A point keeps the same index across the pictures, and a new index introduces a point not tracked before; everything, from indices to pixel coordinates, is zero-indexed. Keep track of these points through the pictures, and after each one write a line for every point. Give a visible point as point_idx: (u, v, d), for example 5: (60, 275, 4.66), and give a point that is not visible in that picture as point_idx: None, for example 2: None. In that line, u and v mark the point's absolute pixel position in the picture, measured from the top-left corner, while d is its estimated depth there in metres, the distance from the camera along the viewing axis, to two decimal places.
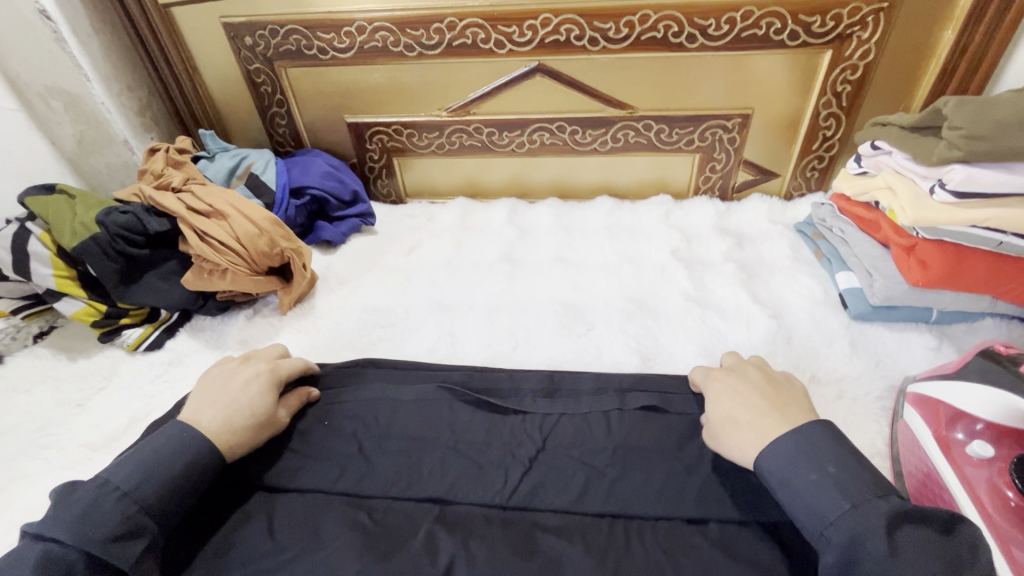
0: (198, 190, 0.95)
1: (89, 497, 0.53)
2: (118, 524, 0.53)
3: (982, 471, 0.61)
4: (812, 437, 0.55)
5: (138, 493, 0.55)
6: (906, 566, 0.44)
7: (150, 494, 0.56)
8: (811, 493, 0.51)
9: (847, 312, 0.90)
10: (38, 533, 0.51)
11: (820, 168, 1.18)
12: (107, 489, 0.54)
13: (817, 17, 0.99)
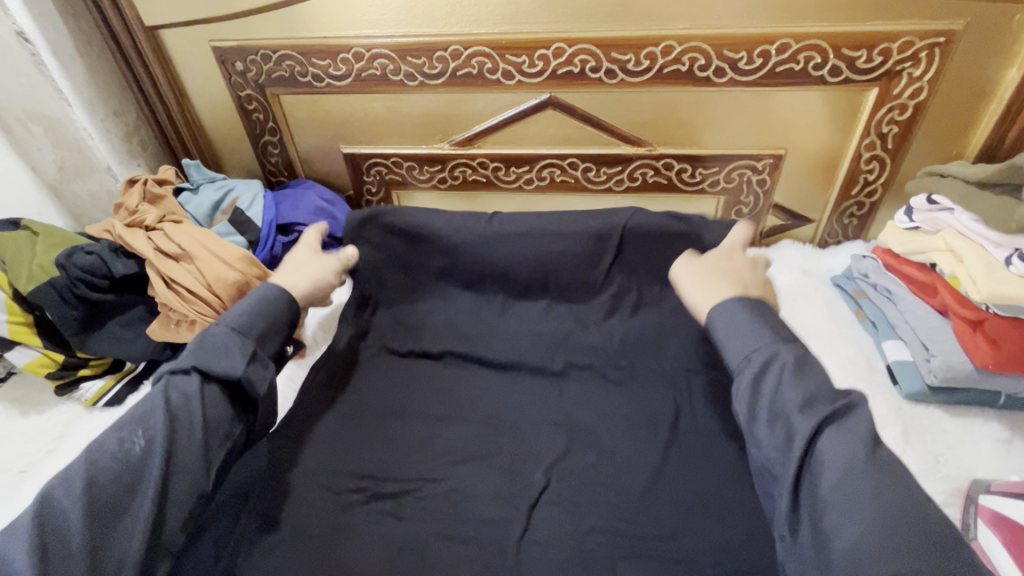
0: (170, 228, 0.87)
1: (203, 335, 0.65)
2: (225, 359, 0.63)
3: None
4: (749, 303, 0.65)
5: (236, 323, 0.67)
6: (798, 385, 0.56)
7: (243, 321, 0.67)
8: (748, 332, 0.63)
9: (897, 389, 0.78)
10: (167, 374, 0.62)
11: (859, 214, 1.07)
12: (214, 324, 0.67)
13: (863, 52, 0.88)
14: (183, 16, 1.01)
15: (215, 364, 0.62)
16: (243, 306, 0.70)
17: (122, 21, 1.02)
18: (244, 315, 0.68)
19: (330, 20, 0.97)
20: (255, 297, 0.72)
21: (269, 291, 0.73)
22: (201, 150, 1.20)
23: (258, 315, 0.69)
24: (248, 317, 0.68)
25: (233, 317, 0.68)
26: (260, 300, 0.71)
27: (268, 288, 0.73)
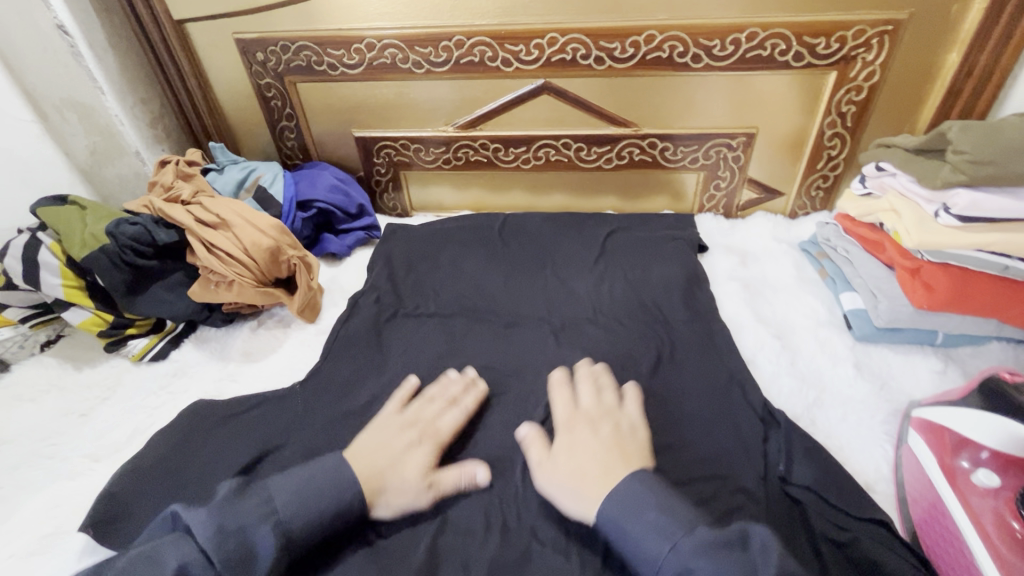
0: (206, 201, 0.96)
1: (244, 523, 0.56)
2: (257, 570, 0.55)
3: (989, 501, 0.60)
4: (621, 491, 0.61)
5: (287, 521, 0.59)
6: None
7: (294, 520, 0.60)
8: (650, 528, 0.57)
9: (851, 333, 0.90)
10: (187, 542, 0.53)
11: (824, 187, 1.18)
12: (259, 508, 0.58)
13: (822, 39, 0.99)
14: (209, 10, 1.10)
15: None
16: (304, 487, 0.62)
17: (151, 16, 1.11)
18: (300, 515, 0.60)
19: (344, 13, 1.06)
20: (321, 476, 0.64)
21: (336, 474, 0.65)
22: (221, 135, 1.29)
23: (316, 517, 0.61)
24: (300, 518, 0.60)
25: (286, 505, 0.60)
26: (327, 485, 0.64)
27: (333, 473, 0.65)
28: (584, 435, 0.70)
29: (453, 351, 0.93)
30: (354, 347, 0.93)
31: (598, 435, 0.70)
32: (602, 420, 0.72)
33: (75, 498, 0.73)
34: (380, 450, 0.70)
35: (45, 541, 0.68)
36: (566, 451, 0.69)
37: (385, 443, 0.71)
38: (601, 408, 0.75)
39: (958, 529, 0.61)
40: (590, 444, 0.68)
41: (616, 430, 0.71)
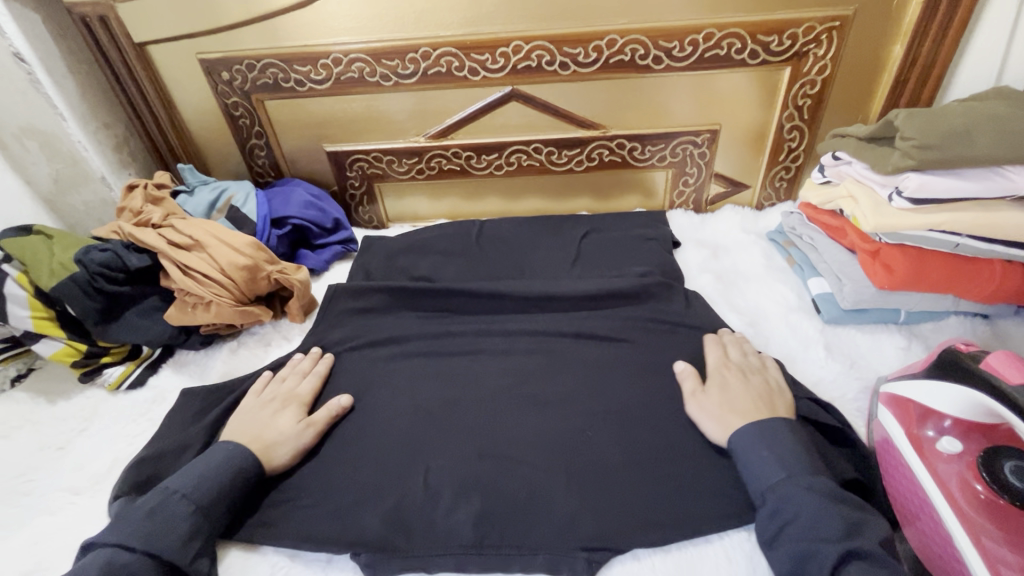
0: (178, 223, 0.95)
1: (155, 506, 0.65)
2: (175, 528, 0.64)
3: (953, 466, 0.65)
4: None
5: (190, 496, 0.67)
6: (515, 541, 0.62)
7: (200, 497, 0.67)
8: None
9: (820, 316, 0.93)
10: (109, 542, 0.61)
11: (787, 177, 1.23)
12: (160, 493, 0.67)
13: (775, 36, 1.04)
14: (171, 32, 1.09)
15: (164, 548, 0.62)
16: (802, 448, 0.66)
17: (110, 39, 1.09)
18: (200, 488, 0.68)
19: (310, 30, 1.07)
20: (750, 427, 0.69)
21: (785, 430, 0.68)
22: (189, 155, 1.27)
23: (214, 483, 0.69)
24: (202, 488, 0.68)
25: (775, 453, 0.66)
26: (783, 429, 0.68)
27: (783, 432, 0.68)
28: (738, 381, 0.77)
29: (435, 358, 0.93)
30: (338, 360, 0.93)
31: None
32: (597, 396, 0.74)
33: (57, 533, 0.72)
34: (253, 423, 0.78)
35: None
36: (718, 392, 0.76)
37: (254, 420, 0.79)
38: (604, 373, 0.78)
39: (925, 493, 0.63)
40: (740, 388, 0.75)
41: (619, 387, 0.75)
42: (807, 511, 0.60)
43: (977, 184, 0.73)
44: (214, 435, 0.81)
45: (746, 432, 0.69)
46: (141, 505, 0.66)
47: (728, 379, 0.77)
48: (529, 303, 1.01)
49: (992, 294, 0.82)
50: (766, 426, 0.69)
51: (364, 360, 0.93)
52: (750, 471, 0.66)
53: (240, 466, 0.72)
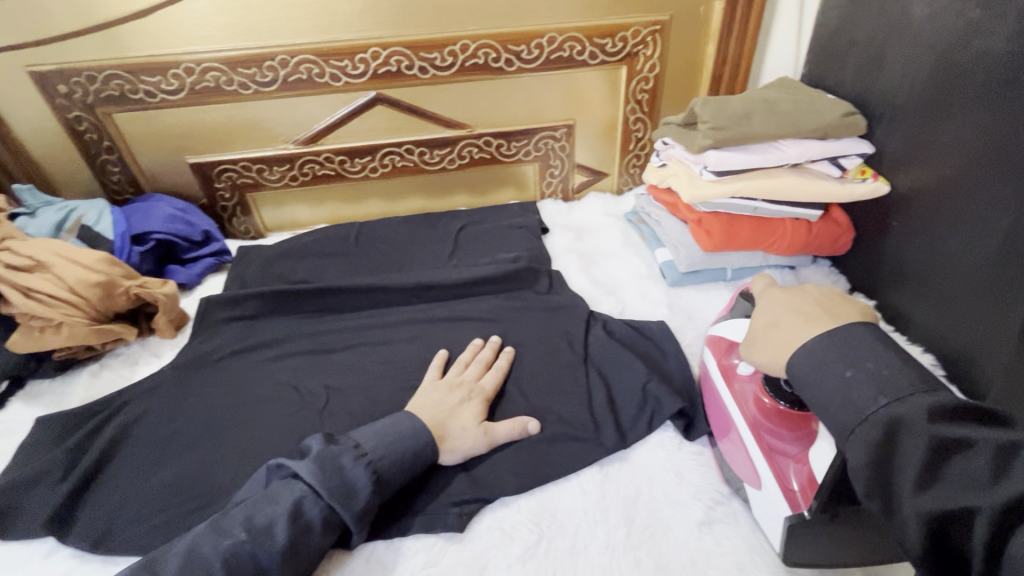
0: (14, 245, 0.89)
1: (327, 459, 0.64)
2: (358, 471, 0.64)
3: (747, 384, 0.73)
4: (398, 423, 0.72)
5: (378, 463, 0.66)
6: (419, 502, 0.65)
7: (384, 467, 0.66)
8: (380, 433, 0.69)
9: (665, 280, 1.07)
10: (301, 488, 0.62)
11: (639, 164, 1.38)
12: (353, 450, 0.66)
13: (608, 40, 1.17)
14: None
15: (346, 512, 0.61)
16: (905, 362, 0.50)
17: None
18: (389, 458, 0.67)
19: (155, 39, 1.04)
20: (815, 343, 0.55)
21: (873, 341, 0.53)
22: (28, 176, 1.17)
23: (401, 456, 0.68)
24: (389, 458, 0.67)
25: (879, 367, 0.50)
26: (891, 358, 0.51)
27: (870, 343, 0.53)
28: (780, 297, 0.65)
29: (316, 356, 0.95)
30: (212, 369, 0.92)
31: (460, 415, 0.77)
32: (463, 389, 0.81)
33: None
34: (439, 405, 0.78)
35: None
36: (763, 317, 0.64)
37: (441, 404, 0.78)
38: (477, 359, 0.87)
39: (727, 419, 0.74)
40: (782, 300, 0.64)
41: (490, 376, 0.85)
42: (912, 453, 0.45)
43: (760, 156, 0.90)
44: (76, 458, 0.78)
45: (802, 354, 0.56)
46: (277, 495, 0.62)
47: (772, 301, 0.66)
48: (409, 295, 1.06)
49: (789, 247, 0.99)
50: (810, 346, 0.55)
51: (241, 366, 0.92)
52: (822, 411, 0.53)
53: (431, 439, 0.72)
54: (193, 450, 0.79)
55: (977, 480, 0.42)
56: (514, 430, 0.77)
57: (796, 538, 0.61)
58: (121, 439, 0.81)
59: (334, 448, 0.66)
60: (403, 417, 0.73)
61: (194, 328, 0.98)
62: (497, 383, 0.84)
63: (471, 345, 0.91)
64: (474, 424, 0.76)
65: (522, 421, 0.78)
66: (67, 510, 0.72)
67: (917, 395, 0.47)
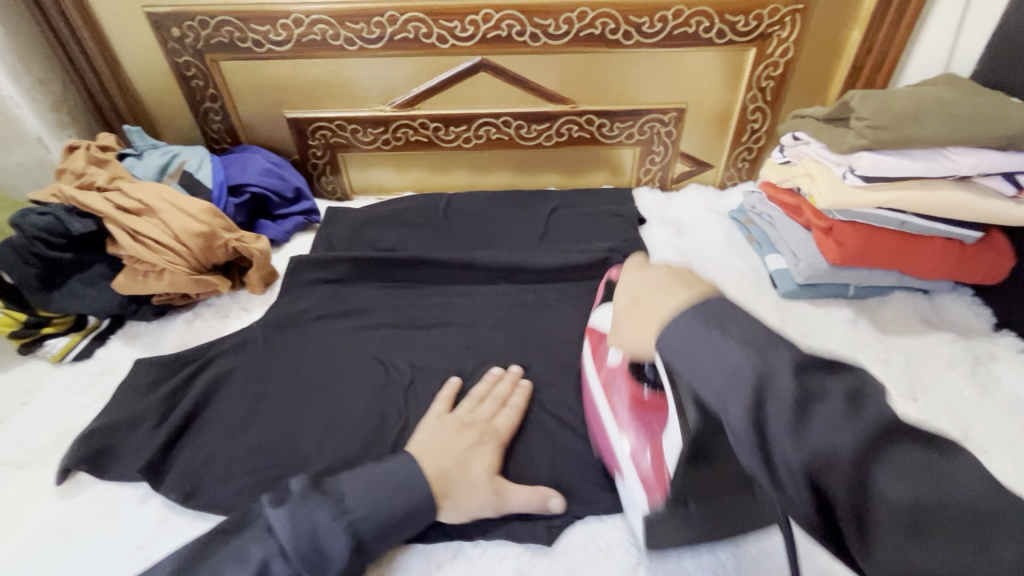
0: (126, 186, 0.90)
1: (303, 514, 0.58)
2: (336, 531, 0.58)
3: (614, 377, 0.71)
4: (394, 472, 0.64)
5: (360, 525, 0.60)
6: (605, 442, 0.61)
7: (367, 529, 0.60)
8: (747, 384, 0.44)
9: (776, 290, 0.98)
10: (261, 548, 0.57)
11: (749, 158, 1.26)
12: (332, 506, 0.60)
13: (741, 17, 1.05)
14: None
15: None
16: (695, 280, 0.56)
17: None
18: (372, 519, 0.60)
19: None
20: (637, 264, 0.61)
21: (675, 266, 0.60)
22: (135, 116, 1.19)
23: (390, 515, 0.61)
24: (374, 519, 0.60)
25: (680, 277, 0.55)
26: (669, 276, 0.54)
27: (733, 303, 0.47)
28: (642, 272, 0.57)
29: (401, 329, 0.92)
30: (301, 331, 0.91)
31: (466, 466, 0.68)
32: (474, 430, 0.72)
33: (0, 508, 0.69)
34: (445, 450, 0.68)
35: None
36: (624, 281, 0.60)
37: (446, 446, 0.69)
38: (493, 395, 0.78)
39: (597, 414, 0.72)
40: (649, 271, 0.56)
41: (504, 416, 0.76)
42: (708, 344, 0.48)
43: (923, 164, 0.78)
44: (170, 406, 0.79)
45: (667, 323, 0.48)
46: (246, 552, 0.56)
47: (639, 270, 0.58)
48: (497, 276, 1.01)
49: (933, 269, 0.87)
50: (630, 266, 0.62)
51: (328, 330, 0.91)
52: (703, 382, 0.44)
53: (431, 496, 0.63)
54: (279, 413, 0.79)
55: (841, 421, 0.37)
56: (532, 502, 0.67)
57: (629, 449, 0.68)
58: (211, 393, 0.81)
59: (314, 497, 0.60)
60: (412, 469, 0.65)
61: (283, 287, 0.98)
62: (512, 425, 0.75)
63: (487, 375, 0.82)
64: (484, 479, 0.67)
65: (541, 491, 0.68)
66: (160, 459, 0.72)
67: (776, 348, 0.42)
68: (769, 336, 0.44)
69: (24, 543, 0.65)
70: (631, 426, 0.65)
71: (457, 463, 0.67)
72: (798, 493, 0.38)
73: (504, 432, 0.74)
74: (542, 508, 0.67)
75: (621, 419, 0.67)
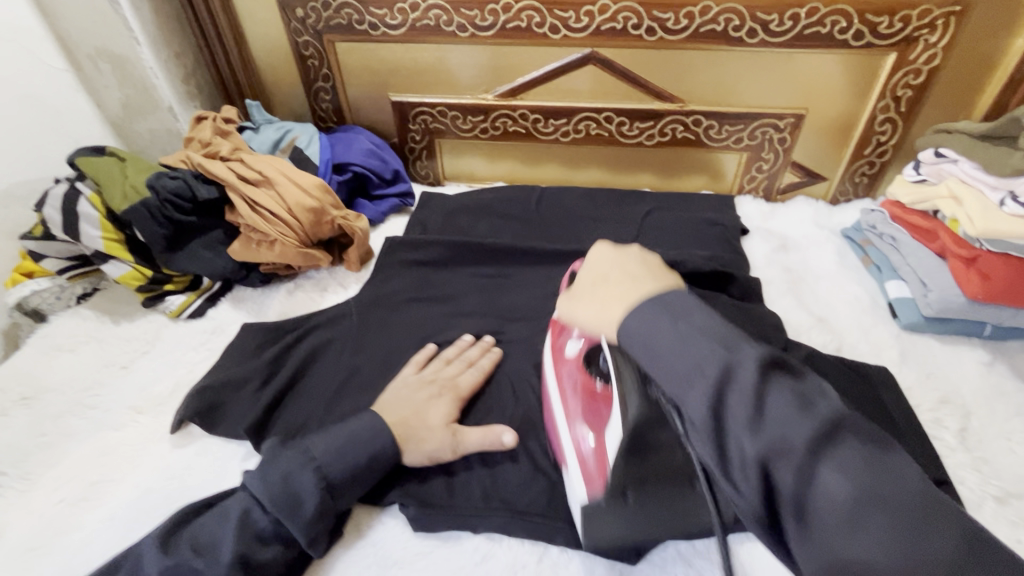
0: (247, 158, 0.95)
1: (288, 462, 0.64)
2: (306, 475, 0.63)
3: (570, 367, 0.70)
4: (357, 427, 0.68)
5: (325, 469, 0.64)
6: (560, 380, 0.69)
7: (336, 475, 0.64)
8: (674, 344, 0.46)
9: (897, 321, 0.89)
10: (243, 497, 0.63)
11: (869, 173, 1.16)
12: (299, 456, 0.64)
13: (885, 18, 0.96)
14: None
15: (292, 525, 0.61)
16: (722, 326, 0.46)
17: None
18: (336, 465, 0.65)
19: None
20: (641, 310, 0.48)
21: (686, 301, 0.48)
22: (254, 91, 1.25)
23: (353, 463, 0.66)
24: (339, 463, 0.65)
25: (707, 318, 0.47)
26: (704, 343, 0.45)
27: (692, 302, 0.48)
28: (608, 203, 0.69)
29: (488, 320, 0.91)
30: (395, 312, 0.92)
31: (425, 414, 0.72)
32: (433, 386, 0.76)
33: (124, 448, 0.75)
34: (405, 403, 0.73)
35: (94, 487, 0.71)
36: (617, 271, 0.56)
37: (405, 400, 0.73)
38: (460, 357, 0.81)
39: (556, 414, 0.69)
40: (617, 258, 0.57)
41: (468, 376, 0.79)
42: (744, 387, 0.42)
43: None
44: (272, 372, 0.82)
45: (634, 315, 0.49)
46: (227, 510, 0.62)
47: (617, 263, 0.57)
48: None
49: None
50: (644, 309, 0.48)
51: (420, 314, 0.92)
52: (667, 377, 0.46)
53: (393, 439, 0.68)
54: (371, 391, 0.80)
55: (795, 415, 0.40)
56: (485, 440, 0.70)
57: (594, 518, 0.59)
58: (309, 361, 0.84)
59: (282, 453, 0.65)
60: (376, 428, 0.69)
61: (380, 267, 1.00)
62: (475, 382, 0.78)
63: (458, 341, 0.85)
64: (440, 426, 0.71)
65: (495, 434, 0.70)
66: (264, 421, 0.76)
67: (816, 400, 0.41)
68: (732, 331, 0.46)
69: (142, 483, 0.71)
70: (583, 414, 0.65)
71: (420, 417, 0.71)
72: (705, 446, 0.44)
73: (465, 389, 0.77)
74: (495, 444, 0.70)
75: (570, 406, 0.67)
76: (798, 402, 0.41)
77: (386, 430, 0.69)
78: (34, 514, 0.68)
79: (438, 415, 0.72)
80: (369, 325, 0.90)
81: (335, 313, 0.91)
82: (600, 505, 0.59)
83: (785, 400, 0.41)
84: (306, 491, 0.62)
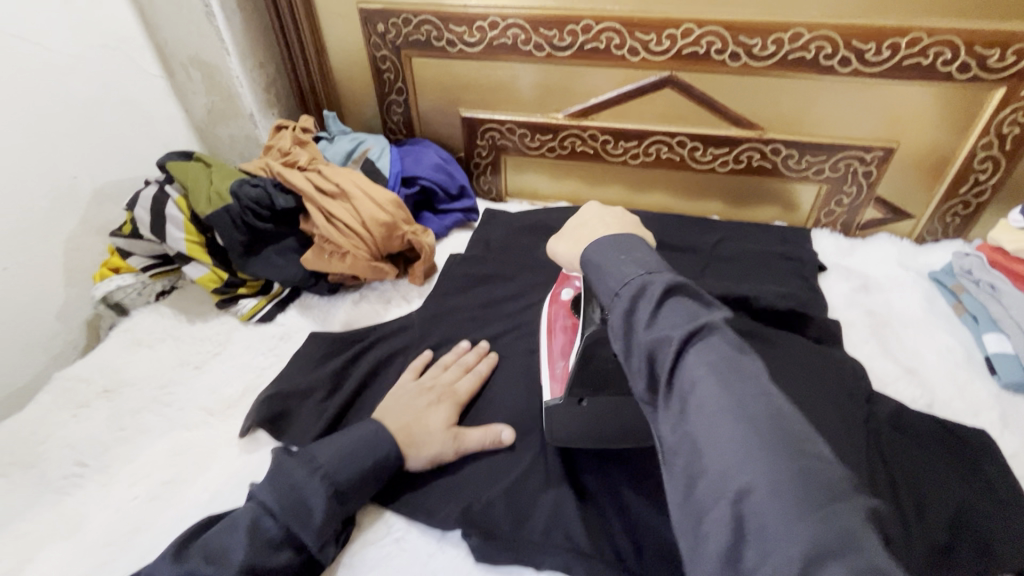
0: (325, 170, 0.97)
1: (299, 469, 0.64)
2: (316, 483, 0.63)
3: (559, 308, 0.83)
4: (361, 439, 0.68)
5: (335, 479, 0.64)
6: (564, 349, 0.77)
7: (343, 481, 0.64)
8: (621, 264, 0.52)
9: (997, 378, 0.82)
10: (249, 507, 0.62)
11: (963, 214, 1.08)
12: (307, 465, 0.64)
13: (997, 50, 0.89)
14: None
15: (303, 531, 0.61)
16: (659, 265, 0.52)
17: None
18: (344, 473, 0.65)
19: None
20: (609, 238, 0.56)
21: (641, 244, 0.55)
22: (329, 101, 1.29)
23: (359, 472, 0.66)
24: (346, 473, 0.65)
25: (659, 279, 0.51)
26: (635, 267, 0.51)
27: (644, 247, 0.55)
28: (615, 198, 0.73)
29: None
30: (458, 330, 0.92)
31: (425, 420, 0.74)
32: (432, 393, 0.77)
33: (196, 448, 0.77)
34: (405, 411, 0.74)
35: (166, 485, 0.73)
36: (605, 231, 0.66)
37: (405, 409, 0.74)
38: (458, 363, 0.83)
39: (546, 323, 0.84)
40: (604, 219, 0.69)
41: (465, 383, 0.81)
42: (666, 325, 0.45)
43: None
44: (336, 383, 0.83)
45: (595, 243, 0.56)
46: (236, 520, 0.61)
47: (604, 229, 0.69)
48: None
49: None
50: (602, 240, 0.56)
51: (483, 335, 0.91)
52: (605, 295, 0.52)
53: (396, 444, 0.70)
54: None
55: (714, 380, 0.41)
56: (485, 439, 0.74)
57: (554, 416, 0.72)
58: (373, 374, 0.84)
59: (288, 461, 0.65)
60: (379, 439, 0.69)
61: (445, 283, 0.99)
62: (472, 389, 0.80)
63: (456, 347, 0.87)
64: (440, 430, 0.73)
65: (494, 430, 0.75)
66: (328, 433, 0.77)
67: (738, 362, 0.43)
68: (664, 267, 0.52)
69: (211, 485, 0.72)
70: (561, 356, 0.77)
71: (422, 425, 0.73)
72: (665, 411, 0.43)
73: (463, 395, 0.79)
74: (494, 441, 0.74)
75: (556, 344, 0.79)
76: (756, 388, 0.41)
77: (386, 433, 0.70)
78: (111, 507, 0.71)
79: (439, 421, 0.74)
80: (433, 342, 0.90)
81: (401, 327, 0.92)
82: (557, 404, 0.72)
83: (740, 382, 0.41)
84: (317, 500, 0.62)
